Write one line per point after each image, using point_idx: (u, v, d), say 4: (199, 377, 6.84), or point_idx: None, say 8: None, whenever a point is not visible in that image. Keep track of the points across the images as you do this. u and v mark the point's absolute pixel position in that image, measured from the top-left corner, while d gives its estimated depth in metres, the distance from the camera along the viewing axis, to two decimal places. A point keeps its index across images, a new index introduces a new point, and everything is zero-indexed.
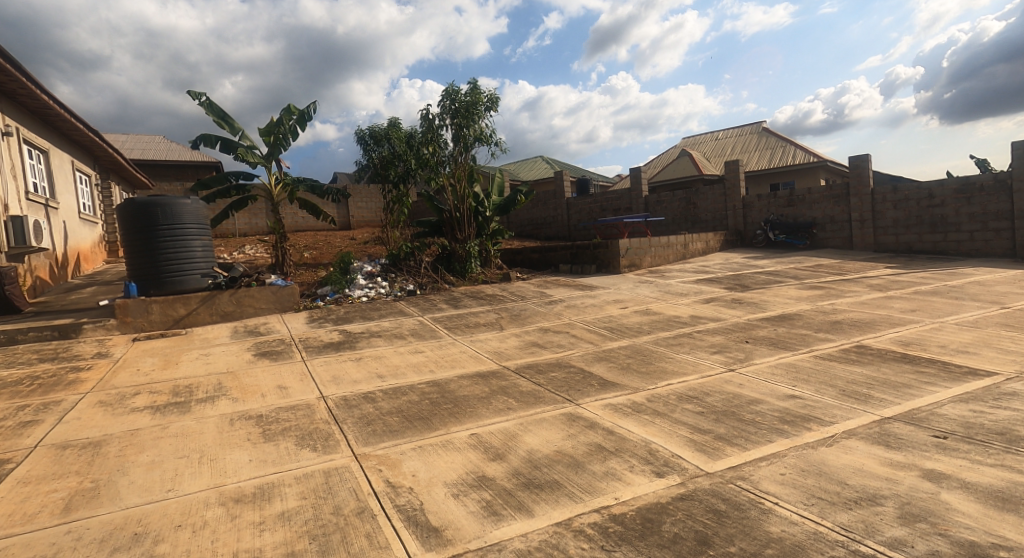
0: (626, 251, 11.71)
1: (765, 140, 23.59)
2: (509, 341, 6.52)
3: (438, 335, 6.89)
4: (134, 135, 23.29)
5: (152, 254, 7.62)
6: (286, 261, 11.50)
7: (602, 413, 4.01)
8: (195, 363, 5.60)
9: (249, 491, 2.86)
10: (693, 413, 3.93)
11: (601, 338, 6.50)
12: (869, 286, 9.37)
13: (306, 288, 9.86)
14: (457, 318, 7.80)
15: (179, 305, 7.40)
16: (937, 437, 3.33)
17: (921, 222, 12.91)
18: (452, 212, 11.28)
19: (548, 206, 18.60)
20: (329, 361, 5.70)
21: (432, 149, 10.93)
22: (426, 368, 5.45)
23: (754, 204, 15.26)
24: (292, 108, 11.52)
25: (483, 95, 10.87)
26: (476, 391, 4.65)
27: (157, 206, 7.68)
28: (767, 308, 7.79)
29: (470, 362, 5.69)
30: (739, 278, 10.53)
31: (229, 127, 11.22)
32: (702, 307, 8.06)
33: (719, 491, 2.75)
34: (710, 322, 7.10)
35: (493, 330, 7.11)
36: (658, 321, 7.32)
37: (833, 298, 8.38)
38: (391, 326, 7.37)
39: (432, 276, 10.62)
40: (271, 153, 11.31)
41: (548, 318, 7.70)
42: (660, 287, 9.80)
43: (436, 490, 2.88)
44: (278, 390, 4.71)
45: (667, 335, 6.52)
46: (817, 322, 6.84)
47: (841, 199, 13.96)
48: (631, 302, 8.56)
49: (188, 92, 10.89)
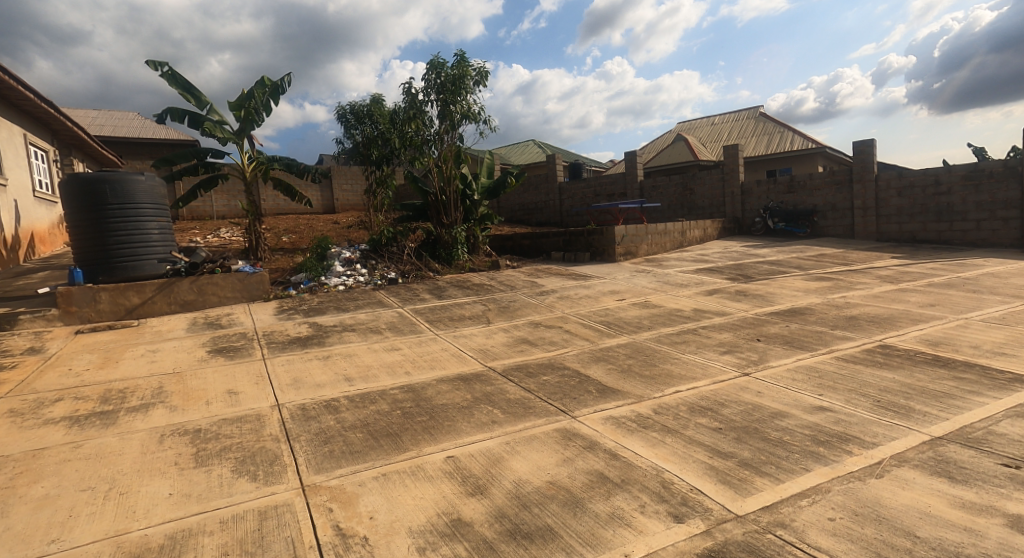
0: (622, 238, 11.12)
1: (762, 126, 23.02)
2: (496, 337, 5.90)
3: (418, 329, 6.27)
4: (106, 112, 22.28)
5: (101, 236, 6.89)
6: (261, 245, 10.87)
7: (602, 429, 3.42)
8: (139, 361, 4.94)
9: (157, 544, 2.24)
10: (710, 430, 3.35)
11: (598, 334, 5.91)
12: (878, 277, 8.84)
13: (279, 275, 9.22)
14: (440, 311, 7.17)
15: (132, 293, 6.74)
16: (1007, 466, 2.76)
17: (926, 210, 12.42)
18: (438, 194, 10.64)
19: (540, 191, 17.97)
20: (293, 360, 5.06)
21: (415, 126, 10.19)
22: (400, 369, 4.81)
23: (753, 190, 14.71)
24: (265, 80, 10.80)
25: (471, 68, 10.12)
26: (455, 399, 4.04)
27: (106, 182, 6.91)
28: (775, 301, 7.23)
29: (452, 362, 5.06)
30: (740, 268, 10.00)
31: (196, 100, 10.45)
32: (705, 299, 7.47)
33: (756, 546, 2.17)
34: (715, 316, 6.51)
35: (479, 323, 6.49)
36: (658, 315, 6.72)
37: (844, 290, 7.82)
38: (367, 319, 6.71)
39: (415, 262, 9.95)
40: (241, 129, 10.62)
41: (539, 310, 7.09)
42: (658, 277, 9.21)
43: (398, 542, 2.27)
44: (226, 397, 4.06)
45: (670, 331, 5.93)
46: (831, 317, 6.27)
47: (843, 185, 13.43)
48: (629, 294, 7.96)
49: (148, 62, 10.12)
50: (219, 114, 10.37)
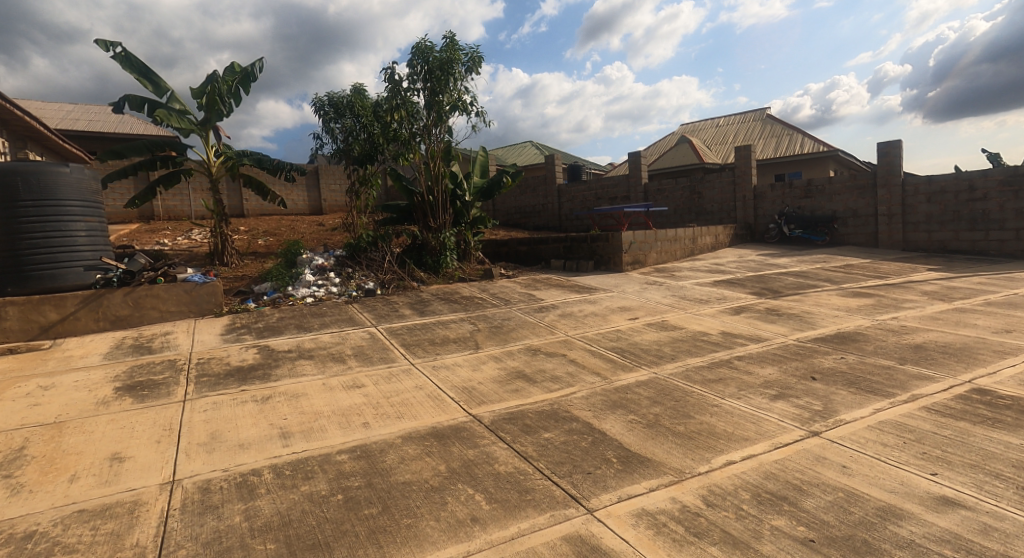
0: (630, 245, 10.01)
1: (770, 128, 22.04)
2: (485, 370, 4.75)
3: (390, 356, 5.15)
4: (82, 105, 21.09)
5: (12, 238, 5.76)
6: (227, 249, 9.77)
7: (634, 539, 2.30)
8: (17, 404, 3.78)
9: None
10: (796, 544, 2.23)
11: (610, 366, 4.79)
12: (923, 294, 7.75)
13: (240, 284, 8.12)
14: (420, 332, 6.01)
15: (49, 308, 5.67)
16: None
17: (959, 218, 11.34)
18: (425, 195, 9.55)
19: (539, 193, 16.95)
20: (221, 402, 3.92)
21: (400, 117, 9.11)
22: (356, 420, 3.67)
23: (767, 195, 13.66)
24: (234, 67, 9.86)
25: (461, 52, 9.02)
26: (423, 473, 2.91)
27: (19, 173, 5.77)
28: (815, 323, 6.13)
29: (426, 408, 3.91)
30: (763, 280, 8.91)
31: (154, 86, 9.36)
32: (732, 320, 6.36)
33: None
34: (749, 344, 5.40)
35: (465, 349, 5.35)
36: (681, 340, 5.60)
37: (891, 310, 6.71)
38: (331, 342, 5.57)
39: (397, 270, 8.82)
40: (206, 119, 9.62)
41: (537, 332, 5.94)
42: (672, 291, 8.09)
43: None
44: (103, 466, 2.92)
45: (700, 364, 4.81)
46: (892, 346, 5.16)
47: (866, 190, 12.39)
48: (641, 311, 6.83)
49: (99, 42, 9.05)
50: (181, 103, 9.37)
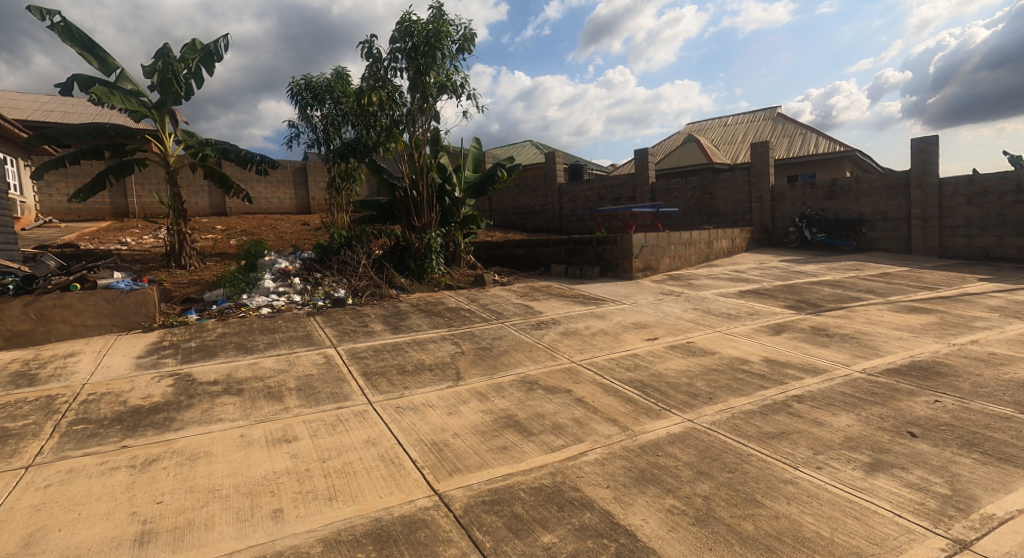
0: (641, 250, 8.83)
1: (782, 128, 20.87)
2: (465, 415, 3.55)
3: (343, 391, 3.96)
4: (59, 97, 19.94)
5: None
6: (184, 249, 8.59)
7: None
8: None
9: None
10: None
11: (632, 411, 3.60)
12: (990, 310, 6.53)
13: (189, 291, 6.93)
14: (388, 355, 4.80)
15: None
16: None
17: (1004, 222, 10.12)
18: (408, 189, 8.37)
19: (538, 193, 15.80)
20: (80, 470, 2.74)
21: (380, 100, 7.91)
22: (266, 504, 2.48)
23: (786, 195, 12.49)
24: (195, 44, 8.69)
25: (451, 25, 7.85)
26: None
27: None
28: (880, 348, 4.94)
29: (375, 480, 2.72)
30: (796, 291, 7.74)
31: (101, 62, 8.20)
32: (775, 343, 5.17)
33: None
34: (807, 378, 4.21)
35: (442, 381, 4.16)
36: (717, 371, 4.41)
37: (964, 331, 5.50)
38: (274, 369, 4.39)
39: (374, 276, 7.62)
40: (162, 101, 8.45)
41: (535, 357, 4.75)
42: (693, 304, 6.90)
43: None
44: None
45: (751, 409, 3.63)
46: (995, 384, 3.97)
47: (897, 191, 11.20)
48: (660, 330, 5.64)
49: (35, 10, 7.87)
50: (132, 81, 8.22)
